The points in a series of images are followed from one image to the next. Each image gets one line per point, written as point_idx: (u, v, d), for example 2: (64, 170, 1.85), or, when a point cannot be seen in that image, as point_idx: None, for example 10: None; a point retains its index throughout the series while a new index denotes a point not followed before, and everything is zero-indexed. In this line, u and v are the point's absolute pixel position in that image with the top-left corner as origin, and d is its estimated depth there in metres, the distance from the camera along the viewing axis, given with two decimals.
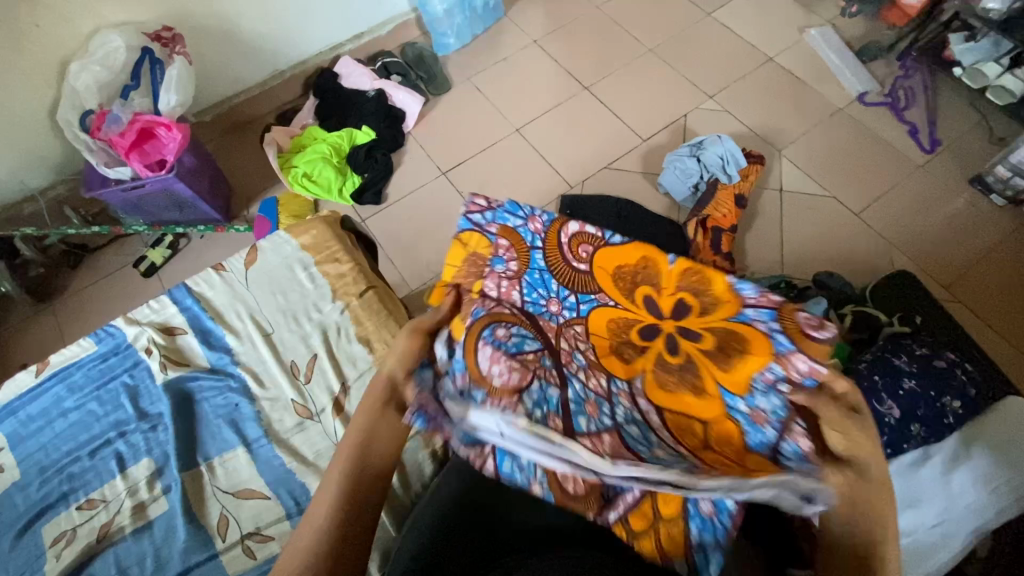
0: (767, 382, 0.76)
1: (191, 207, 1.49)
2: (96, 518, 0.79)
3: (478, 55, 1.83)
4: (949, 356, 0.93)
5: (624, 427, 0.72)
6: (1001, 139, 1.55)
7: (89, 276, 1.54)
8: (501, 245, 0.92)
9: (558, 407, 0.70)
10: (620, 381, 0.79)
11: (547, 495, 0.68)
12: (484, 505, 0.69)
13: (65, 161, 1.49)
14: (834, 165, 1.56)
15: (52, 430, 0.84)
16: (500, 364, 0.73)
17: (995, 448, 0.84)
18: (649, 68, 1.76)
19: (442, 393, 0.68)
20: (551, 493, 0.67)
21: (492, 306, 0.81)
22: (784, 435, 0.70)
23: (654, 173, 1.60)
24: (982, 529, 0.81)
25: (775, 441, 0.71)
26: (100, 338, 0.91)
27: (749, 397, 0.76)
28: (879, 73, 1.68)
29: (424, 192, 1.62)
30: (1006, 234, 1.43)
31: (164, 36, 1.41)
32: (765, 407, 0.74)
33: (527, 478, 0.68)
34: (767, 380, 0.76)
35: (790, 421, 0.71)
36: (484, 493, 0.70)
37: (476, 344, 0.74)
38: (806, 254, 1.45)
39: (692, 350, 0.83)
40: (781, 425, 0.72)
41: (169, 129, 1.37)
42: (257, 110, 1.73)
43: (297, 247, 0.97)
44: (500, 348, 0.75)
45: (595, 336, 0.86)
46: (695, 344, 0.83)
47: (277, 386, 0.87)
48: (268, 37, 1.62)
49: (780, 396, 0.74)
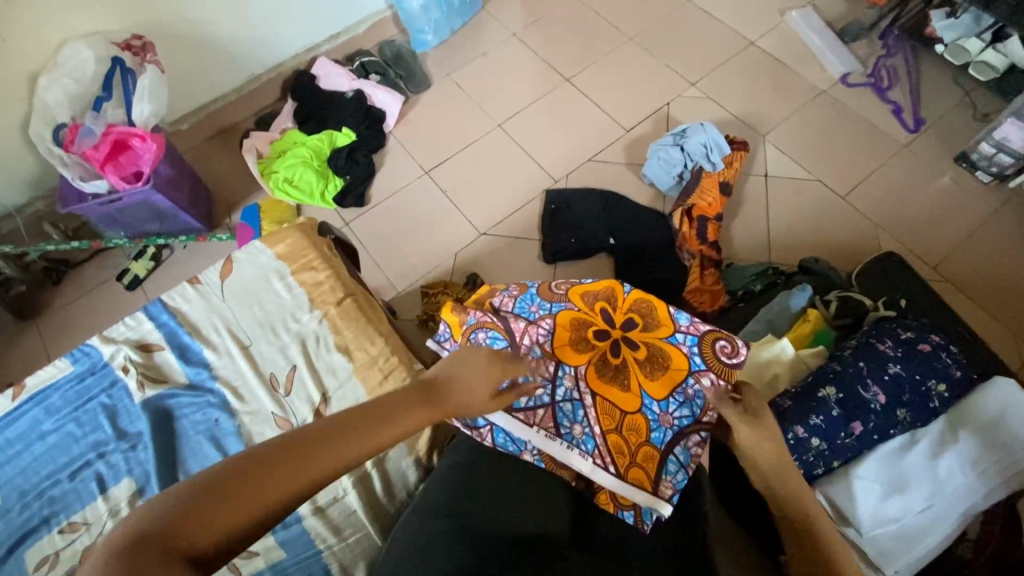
0: (687, 395, 0.81)
1: (171, 218, 1.48)
2: (79, 541, 0.78)
3: (457, 50, 1.81)
4: (934, 339, 0.92)
5: (561, 405, 0.82)
6: (985, 115, 1.54)
7: (71, 292, 1.53)
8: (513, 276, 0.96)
9: None
10: (569, 365, 0.85)
11: (538, 461, 0.79)
12: (459, 509, 0.69)
13: (42, 177, 1.47)
14: (818, 148, 1.55)
15: (31, 454, 0.84)
16: None
17: (980, 431, 0.85)
18: (631, 57, 1.74)
19: None
20: (541, 460, 0.79)
21: (483, 314, 0.89)
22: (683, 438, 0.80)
23: (638, 163, 1.58)
24: (969, 513, 0.82)
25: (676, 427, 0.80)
26: (76, 358, 0.90)
27: (670, 416, 0.81)
28: (861, 52, 1.66)
29: (407, 191, 1.60)
30: (991, 211, 1.43)
31: (134, 44, 1.38)
32: (676, 413, 0.81)
33: (520, 448, 0.80)
34: (688, 397, 0.81)
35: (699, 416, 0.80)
36: (458, 500, 0.70)
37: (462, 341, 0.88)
38: (793, 239, 1.44)
39: (630, 361, 0.84)
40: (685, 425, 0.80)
41: (144, 140, 1.36)
42: (236, 116, 1.70)
43: (273, 257, 0.96)
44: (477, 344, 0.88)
45: (558, 331, 0.87)
46: (634, 356, 0.85)
47: (256, 400, 0.87)
48: (242, 41, 1.60)
49: (691, 408, 0.81)
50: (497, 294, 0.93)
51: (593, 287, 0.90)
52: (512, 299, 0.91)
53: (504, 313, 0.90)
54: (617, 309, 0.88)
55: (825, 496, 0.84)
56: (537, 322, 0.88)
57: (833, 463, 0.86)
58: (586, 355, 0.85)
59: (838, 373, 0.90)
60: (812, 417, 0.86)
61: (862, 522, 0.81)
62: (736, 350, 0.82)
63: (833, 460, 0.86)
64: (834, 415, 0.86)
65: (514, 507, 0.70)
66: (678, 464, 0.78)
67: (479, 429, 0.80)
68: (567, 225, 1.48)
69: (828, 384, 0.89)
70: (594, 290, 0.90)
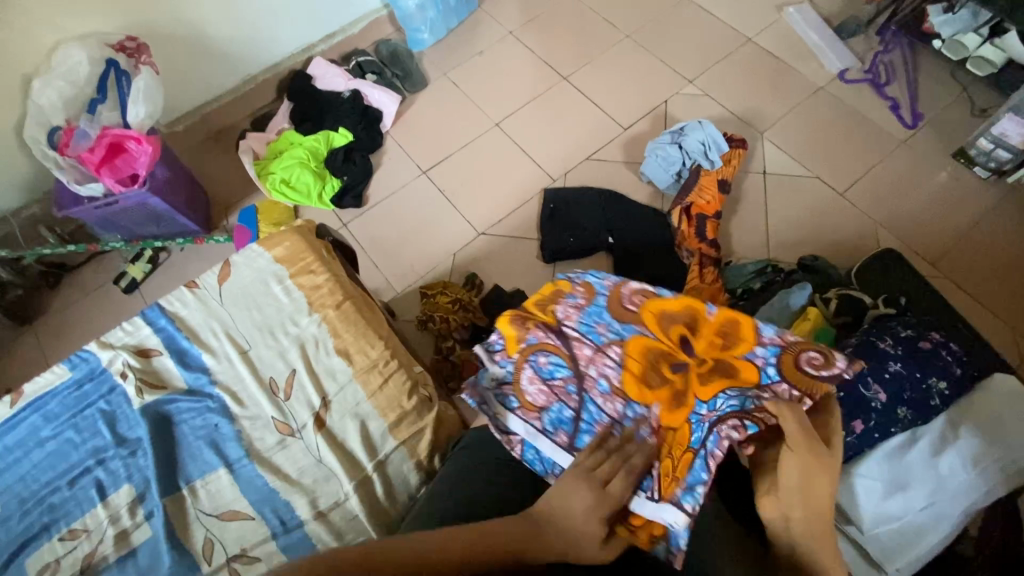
0: (743, 396, 0.70)
1: (168, 221, 1.47)
2: (79, 549, 0.78)
3: (453, 49, 1.80)
4: (935, 337, 0.92)
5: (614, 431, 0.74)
6: (983, 111, 1.54)
7: (68, 296, 1.52)
8: (581, 281, 0.88)
9: (568, 431, 0.77)
10: (638, 403, 0.76)
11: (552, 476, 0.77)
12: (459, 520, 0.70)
13: (37, 180, 1.46)
14: (817, 145, 1.55)
15: (29, 461, 0.84)
16: (532, 385, 0.80)
17: (981, 428, 0.84)
18: (628, 56, 1.73)
19: (502, 423, 0.79)
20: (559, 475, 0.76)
21: (544, 335, 0.82)
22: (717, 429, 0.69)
23: (636, 161, 1.58)
24: (970, 511, 0.81)
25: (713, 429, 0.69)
26: (74, 364, 0.90)
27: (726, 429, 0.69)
28: (858, 48, 1.66)
29: (406, 191, 1.60)
30: (990, 207, 1.43)
31: (128, 46, 1.37)
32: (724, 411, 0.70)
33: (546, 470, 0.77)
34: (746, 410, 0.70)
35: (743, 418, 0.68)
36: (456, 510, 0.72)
37: (520, 365, 0.82)
38: (793, 237, 1.44)
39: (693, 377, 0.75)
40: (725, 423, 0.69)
41: (139, 142, 1.34)
42: (232, 117, 1.70)
43: (271, 260, 0.96)
44: (535, 370, 0.81)
45: (627, 361, 0.78)
46: (697, 370, 0.75)
47: (256, 405, 0.87)
48: (237, 41, 1.59)
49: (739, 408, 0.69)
50: (562, 307, 0.85)
51: (671, 307, 0.80)
52: (579, 316, 0.83)
53: (567, 334, 0.82)
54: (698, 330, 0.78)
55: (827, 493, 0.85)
56: (603, 349, 0.80)
57: None
58: (655, 385, 0.76)
59: None
60: None
61: (864, 520, 0.82)
62: (823, 363, 0.70)
63: None
64: None
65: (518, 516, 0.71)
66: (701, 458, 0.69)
67: (509, 437, 0.79)
68: (566, 225, 1.48)
69: None
70: (673, 311, 0.80)
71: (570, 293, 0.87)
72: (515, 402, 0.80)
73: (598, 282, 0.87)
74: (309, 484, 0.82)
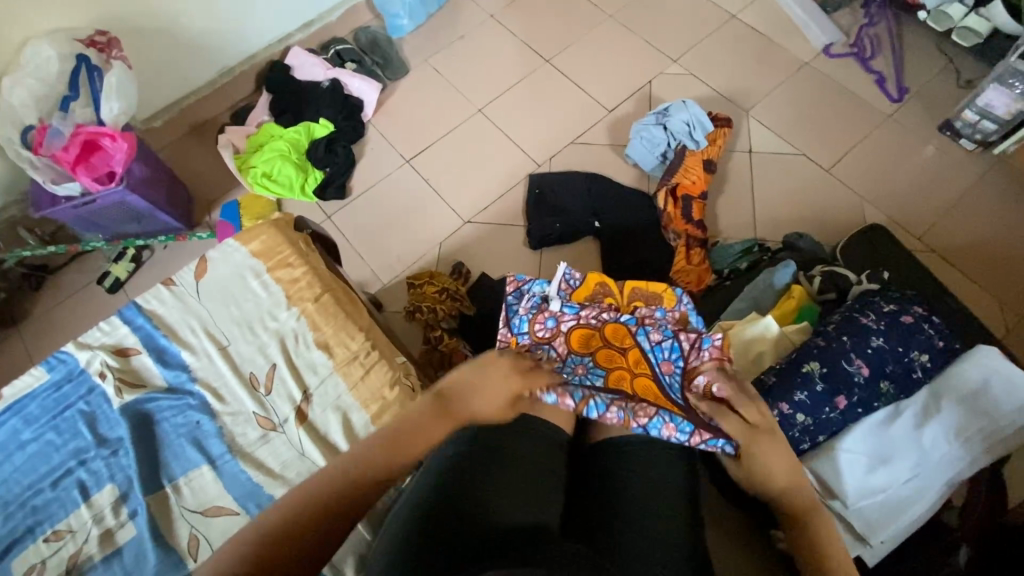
0: (664, 386, 0.86)
1: (149, 218, 1.45)
2: (65, 549, 0.78)
3: (434, 34, 1.77)
4: (917, 311, 0.92)
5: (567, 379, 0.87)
6: (968, 82, 1.53)
7: (52, 297, 1.50)
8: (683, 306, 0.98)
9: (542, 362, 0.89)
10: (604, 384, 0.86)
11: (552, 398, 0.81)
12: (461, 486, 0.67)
13: (14, 181, 1.44)
14: (803, 123, 1.53)
15: (12, 464, 0.83)
16: (539, 323, 0.93)
17: (964, 400, 0.85)
18: (611, 36, 1.71)
19: (512, 325, 0.94)
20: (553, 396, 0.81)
21: (603, 315, 0.94)
22: (641, 411, 0.80)
23: (622, 143, 1.56)
24: (954, 480, 0.83)
25: (648, 413, 0.79)
26: (52, 365, 0.89)
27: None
28: (843, 22, 1.64)
29: (390, 182, 1.58)
30: (976, 179, 1.42)
31: (98, 40, 1.34)
32: (663, 418, 0.79)
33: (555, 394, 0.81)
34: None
35: (665, 380, 0.87)
36: (462, 481, 0.68)
37: (559, 315, 0.94)
38: (780, 216, 1.43)
39: (641, 378, 0.87)
40: (644, 409, 0.80)
41: (113, 139, 1.33)
42: (211, 111, 1.67)
43: (247, 254, 0.95)
44: (547, 308, 0.95)
45: (600, 344, 0.91)
46: (645, 376, 0.87)
47: (237, 401, 0.86)
48: (212, 33, 1.56)
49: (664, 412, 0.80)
50: (646, 309, 0.97)
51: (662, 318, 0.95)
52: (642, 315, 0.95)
53: (614, 317, 0.94)
54: (658, 354, 0.89)
55: (811, 470, 0.85)
56: (582, 319, 0.93)
57: (818, 438, 0.87)
58: (615, 372, 0.88)
59: (821, 348, 0.90)
60: (796, 393, 0.87)
61: (849, 494, 0.82)
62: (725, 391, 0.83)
63: (818, 434, 0.87)
64: (818, 390, 0.87)
65: (520, 496, 0.68)
66: (600, 408, 0.81)
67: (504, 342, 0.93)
68: (553, 210, 1.46)
69: (811, 359, 0.89)
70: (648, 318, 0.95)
71: (663, 307, 0.98)
72: (521, 331, 0.93)
73: (690, 313, 0.97)
74: (292, 478, 0.81)
